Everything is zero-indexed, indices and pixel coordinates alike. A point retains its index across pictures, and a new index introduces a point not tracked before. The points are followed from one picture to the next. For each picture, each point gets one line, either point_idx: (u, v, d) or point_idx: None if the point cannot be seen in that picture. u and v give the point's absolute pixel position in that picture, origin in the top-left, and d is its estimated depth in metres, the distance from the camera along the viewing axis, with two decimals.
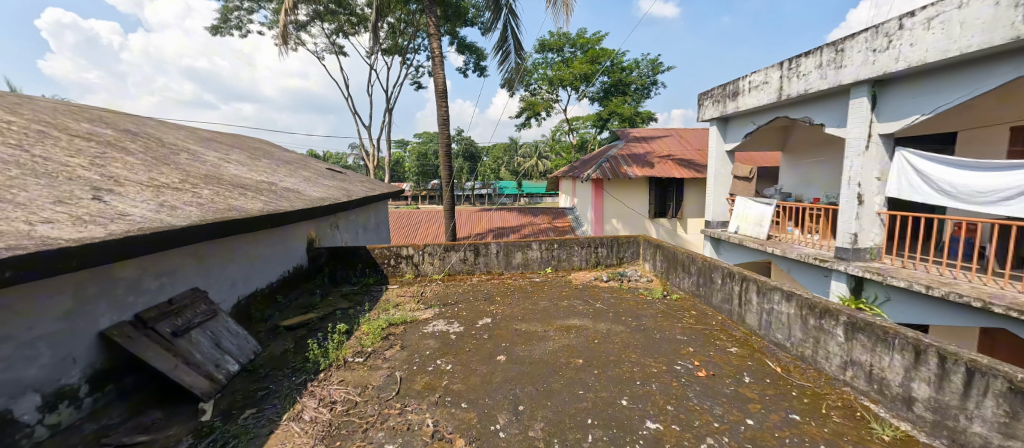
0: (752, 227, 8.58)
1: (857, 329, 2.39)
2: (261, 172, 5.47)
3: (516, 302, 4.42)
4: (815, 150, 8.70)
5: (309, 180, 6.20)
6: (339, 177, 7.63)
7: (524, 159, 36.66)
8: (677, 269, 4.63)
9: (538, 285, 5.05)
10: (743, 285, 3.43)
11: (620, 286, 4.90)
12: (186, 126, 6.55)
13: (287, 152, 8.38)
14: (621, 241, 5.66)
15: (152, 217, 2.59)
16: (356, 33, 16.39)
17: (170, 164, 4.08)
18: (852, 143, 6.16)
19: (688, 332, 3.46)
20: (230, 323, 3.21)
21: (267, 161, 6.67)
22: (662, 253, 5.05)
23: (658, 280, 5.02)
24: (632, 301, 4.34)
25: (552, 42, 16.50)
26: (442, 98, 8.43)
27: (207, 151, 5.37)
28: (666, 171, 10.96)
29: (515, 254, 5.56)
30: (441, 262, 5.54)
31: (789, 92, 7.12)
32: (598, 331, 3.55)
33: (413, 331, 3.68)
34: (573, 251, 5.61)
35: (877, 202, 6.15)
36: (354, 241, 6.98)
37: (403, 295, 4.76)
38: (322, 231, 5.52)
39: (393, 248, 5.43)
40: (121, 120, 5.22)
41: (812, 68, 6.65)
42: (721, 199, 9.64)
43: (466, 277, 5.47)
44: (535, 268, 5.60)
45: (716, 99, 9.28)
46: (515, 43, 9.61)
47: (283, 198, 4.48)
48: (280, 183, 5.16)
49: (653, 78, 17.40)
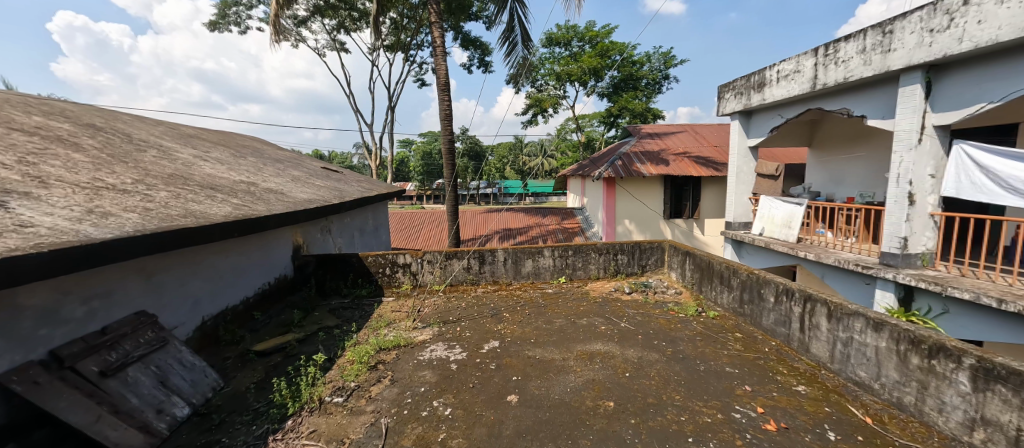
0: (779, 228, 7.97)
1: (995, 379, 1.80)
2: (242, 171, 4.93)
3: (527, 321, 3.80)
4: (848, 145, 8.01)
5: (298, 180, 5.65)
6: (332, 178, 7.06)
7: (529, 158, 36.13)
8: (711, 280, 4.02)
9: (552, 298, 4.46)
10: (806, 307, 2.80)
11: (644, 300, 4.28)
12: (167, 123, 6.04)
13: (279, 150, 7.86)
14: (644, 246, 5.02)
15: (63, 227, 2.02)
16: (358, 28, 15.97)
17: (128, 162, 3.53)
18: (902, 136, 5.54)
19: (739, 364, 2.84)
20: (186, 353, 2.66)
21: (253, 159, 6.13)
22: (693, 260, 4.41)
23: (687, 293, 4.40)
24: (662, 320, 3.73)
25: (560, 35, 15.94)
26: (444, 91, 7.87)
27: (183, 148, 4.83)
28: (682, 168, 10.26)
29: (525, 262, 4.95)
30: (442, 271, 4.92)
31: (825, 81, 6.48)
32: (628, 360, 2.95)
33: (406, 359, 3.11)
34: (590, 259, 4.99)
35: (930, 203, 5.50)
36: (348, 246, 6.44)
37: (399, 312, 4.17)
38: (309, 236, 4.96)
39: (388, 255, 4.85)
40: (87, 115, 4.70)
41: (854, 54, 6.01)
42: (743, 199, 9.00)
43: (470, 288, 4.87)
44: (547, 277, 4.99)
45: (738, 91, 8.63)
46: (523, 34, 9.01)
47: (261, 200, 3.92)
48: (262, 184, 4.61)
49: (664, 73, 16.74)
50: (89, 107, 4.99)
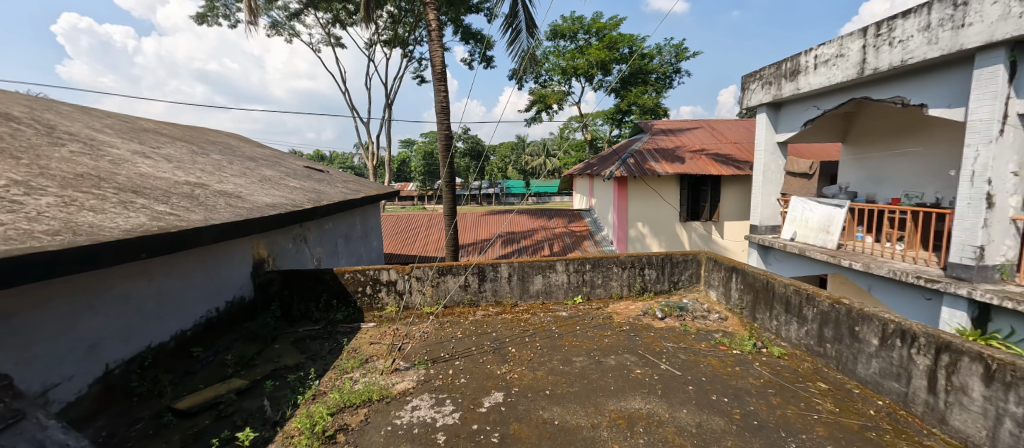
0: (815, 233, 7.11)
1: None
2: (195, 170, 4.12)
3: (538, 361, 2.96)
4: (891, 139, 7.17)
5: (267, 180, 4.85)
6: (314, 178, 6.25)
7: (532, 158, 35.28)
8: (771, 306, 3.15)
9: (568, 325, 3.62)
10: (940, 360, 2.00)
11: (683, 329, 3.43)
12: (121, 117, 5.25)
13: (257, 148, 7.07)
14: (676, 259, 4.16)
15: None
16: (353, 22, 15.21)
17: (22, 158, 2.73)
18: (977, 127, 4.68)
19: (843, 439, 2.00)
20: (54, 430, 1.84)
21: (220, 156, 5.32)
22: (743, 276, 3.54)
23: (734, 319, 3.55)
24: (713, 360, 2.88)
25: (565, 27, 15.14)
26: (441, 81, 7.05)
27: (123, 143, 4.03)
28: (701, 166, 9.40)
29: (533, 278, 4.11)
30: (435, 290, 4.09)
31: (877, 65, 5.64)
32: (682, 430, 2.12)
33: (379, 424, 2.29)
34: (612, 275, 4.15)
35: (1010, 206, 4.66)
36: (329, 256, 5.61)
37: (377, 344, 3.35)
38: (274, 248, 4.15)
39: (369, 271, 4.01)
40: (8, 104, 3.91)
41: (915, 32, 5.16)
42: (771, 200, 8.13)
43: (468, 310, 4.03)
44: (560, 296, 4.15)
45: (766, 81, 7.77)
46: (528, 20, 8.18)
47: (203, 206, 3.11)
48: (215, 185, 3.80)
49: (676, 66, 15.89)
50: (16, 95, 4.20)
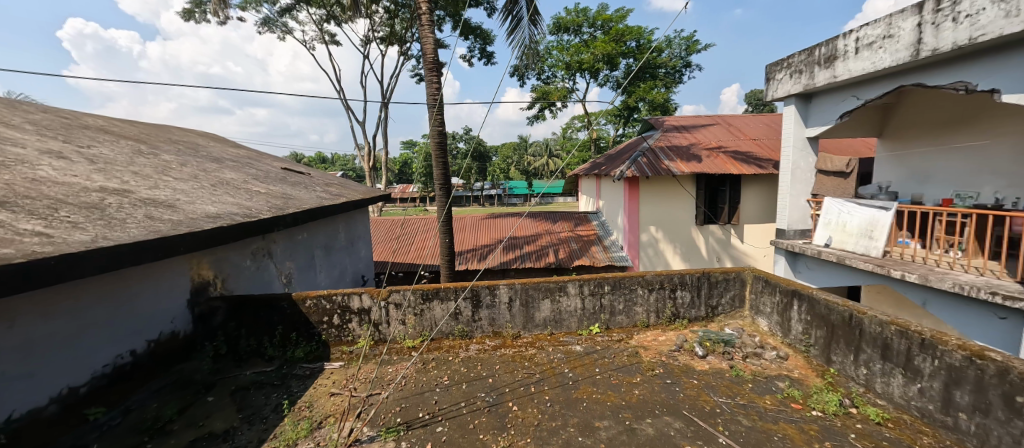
0: (855, 239, 6.27)
1: None
2: (125, 172, 3.38)
3: (547, 428, 2.19)
4: (940, 132, 6.36)
5: (224, 184, 4.11)
6: (288, 182, 5.51)
7: (534, 158, 34.63)
8: (857, 349, 2.38)
9: (584, 367, 2.84)
10: None
11: (735, 374, 2.64)
12: (59, 112, 4.54)
13: (229, 149, 6.35)
14: (715, 278, 3.38)
15: None
16: (347, 19, 14.57)
17: None
18: None
19: None
20: None
21: (173, 156, 4.59)
22: (810, 304, 2.75)
23: (798, 359, 2.76)
24: (789, 428, 2.09)
25: (569, 20, 14.38)
26: (433, 70, 6.29)
27: (38, 141, 3.32)
28: (720, 165, 8.59)
29: (539, 304, 3.34)
30: (418, 319, 3.32)
31: (935, 46, 4.73)
32: None
33: None
34: (637, 298, 3.37)
35: None
36: (303, 270, 4.85)
37: (340, 398, 2.59)
38: (223, 267, 3.39)
39: (336, 297, 3.26)
40: None
41: (989, 3, 4.25)
42: (800, 202, 7.30)
43: (459, 344, 3.26)
44: (573, 325, 3.38)
45: (795, 69, 6.86)
46: (530, 5, 7.40)
47: (103, 220, 2.37)
48: (143, 192, 3.06)
49: (686, 60, 15.10)
50: None
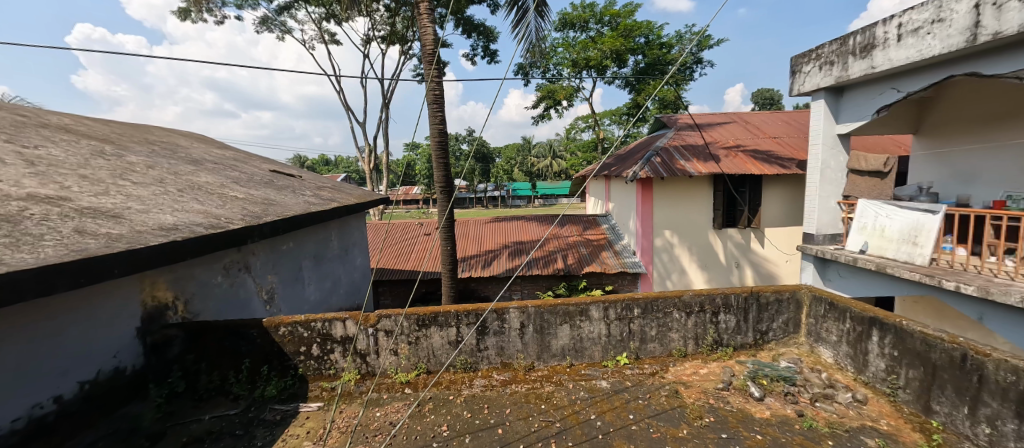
0: (895, 246, 5.52)
1: None
2: (72, 176, 2.90)
3: None
4: (990, 127, 5.78)
5: (194, 189, 3.61)
6: (274, 185, 5.02)
7: (539, 159, 34.11)
8: (981, 402, 1.89)
9: (614, 413, 2.31)
10: None
11: (808, 424, 2.11)
12: (16, 110, 4.08)
13: (213, 150, 5.88)
14: (766, 299, 2.86)
15: None
16: (347, 18, 14.12)
17: None
18: None
19: None
20: None
21: (143, 157, 4.11)
22: (896, 336, 2.25)
23: (882, 405, 2.24)
24: None
25: (575, 16, 13.84)
26: (434, 63, 5.78)
27: None
28: (740, 165, 8.01)
29: (557, 331, 2.82)
30: (413, 348, 2.81)
31: (997, 29, 3.88)
32: None
33: None
34: (672, 323, 2.85)
35: None
36: (288, 284, 4.33)
37: None
38: (186, 286, 2.88)
39: (315, 325, 2.78)
40: None
41: None
42: (830, 203, 6.59)
43: (461, 379, 2.74)
44: (596, 354, 2.86)
45: (823, 61, 5.99)
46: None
47: (8, 236, 1.87)
48: (83, 199, 2.57)
49: (697, 56, 14.52)
50: None
